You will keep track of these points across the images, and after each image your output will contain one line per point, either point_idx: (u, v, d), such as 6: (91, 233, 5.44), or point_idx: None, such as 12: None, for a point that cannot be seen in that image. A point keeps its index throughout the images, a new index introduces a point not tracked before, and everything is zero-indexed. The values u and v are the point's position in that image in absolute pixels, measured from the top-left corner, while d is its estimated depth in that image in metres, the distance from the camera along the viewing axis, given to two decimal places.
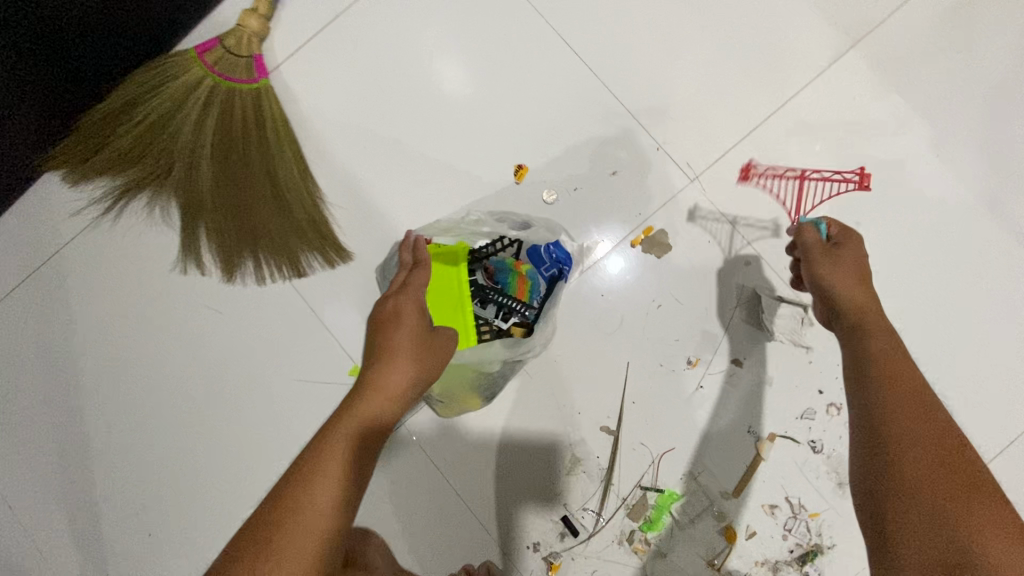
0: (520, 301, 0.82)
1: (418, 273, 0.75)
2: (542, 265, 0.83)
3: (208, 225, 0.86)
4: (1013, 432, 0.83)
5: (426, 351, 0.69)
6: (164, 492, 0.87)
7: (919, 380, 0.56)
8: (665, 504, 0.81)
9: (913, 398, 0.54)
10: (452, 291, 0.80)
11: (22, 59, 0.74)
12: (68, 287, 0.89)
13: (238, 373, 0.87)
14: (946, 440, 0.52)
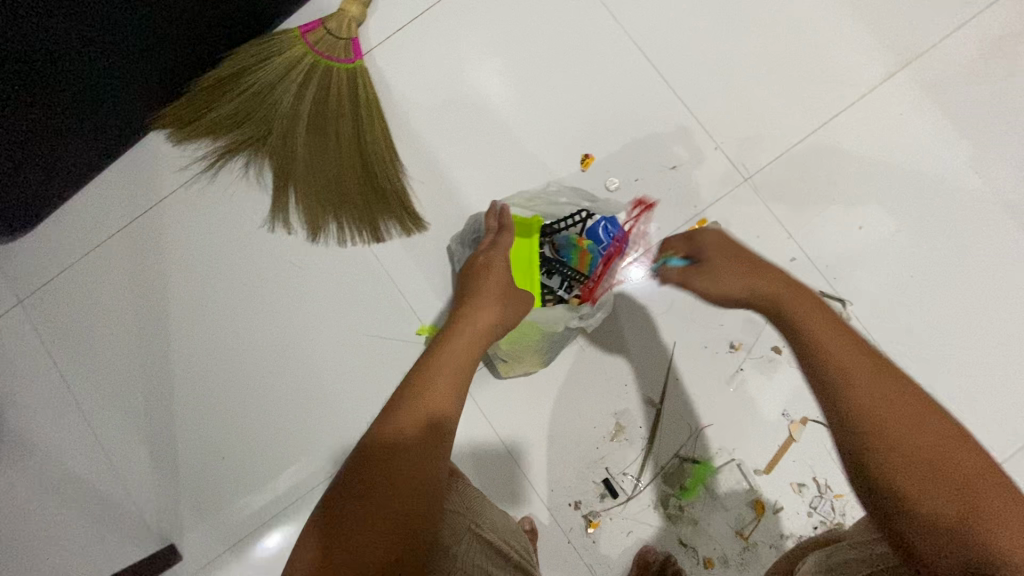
0: (580, 274, 0.89)
1: (505, 237, 0.82)
2: (600, 243, 0.89)
3: (298, 188, 0.94)
4: None
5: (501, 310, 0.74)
6: (238, 428, 0.95)
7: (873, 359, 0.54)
8: (700, 474, 0.87)
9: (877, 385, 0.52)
10: (524, 260, 0.87)
11: (156, 25, 0.82)
12: (166, 235, 0.97)
13: (315, 325, 0.96)
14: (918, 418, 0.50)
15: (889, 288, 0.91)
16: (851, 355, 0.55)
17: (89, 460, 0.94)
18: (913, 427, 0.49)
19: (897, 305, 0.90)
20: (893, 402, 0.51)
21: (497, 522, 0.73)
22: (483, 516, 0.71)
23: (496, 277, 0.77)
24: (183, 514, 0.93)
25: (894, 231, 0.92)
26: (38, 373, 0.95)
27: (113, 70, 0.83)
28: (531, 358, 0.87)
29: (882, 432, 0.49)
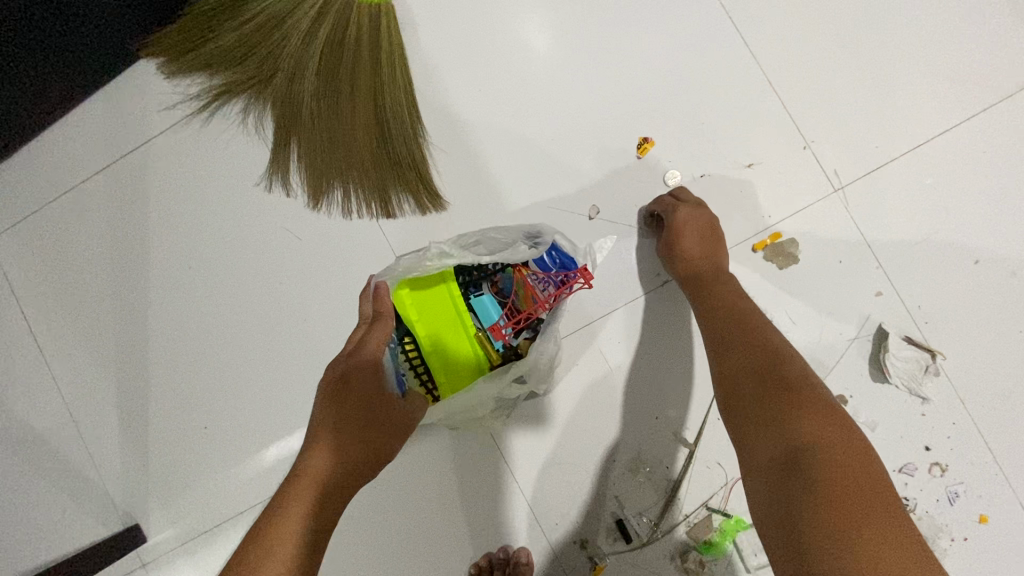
0: (528, 313, 0.73)
1: (375, 331, 0.66)
2: (551, 270, 0.70)
3: (302, 144, 0.80)
4: None
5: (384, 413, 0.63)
6: (213, 408, 0.84)
7: (746, 309, 0.66)
8: (730, 530, 0.76)
9: (742, 328, 0.63)
10: (438, 311, 0.72)
11: None
12: (152, 180, 0.85)
13: (308, 305, 0.84)
14: (769, 357, 0.59)
15: (995, 342, 0.74)
16: (723, 306, 0.66)
17: (55, 422, 0.85)
18: (753, 359, 0.59)
19: (1003, 365, 0.74)
20: (738, 341, 0.62)
21: None
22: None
23: (371, 373, 0.63)
24: (150, 494, 0.83)
25: (1009, 275, 0.75)
26: (8, 319, 0.86)
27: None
28: (475, 424, 0.77)
29: (733, 373, 0.60)
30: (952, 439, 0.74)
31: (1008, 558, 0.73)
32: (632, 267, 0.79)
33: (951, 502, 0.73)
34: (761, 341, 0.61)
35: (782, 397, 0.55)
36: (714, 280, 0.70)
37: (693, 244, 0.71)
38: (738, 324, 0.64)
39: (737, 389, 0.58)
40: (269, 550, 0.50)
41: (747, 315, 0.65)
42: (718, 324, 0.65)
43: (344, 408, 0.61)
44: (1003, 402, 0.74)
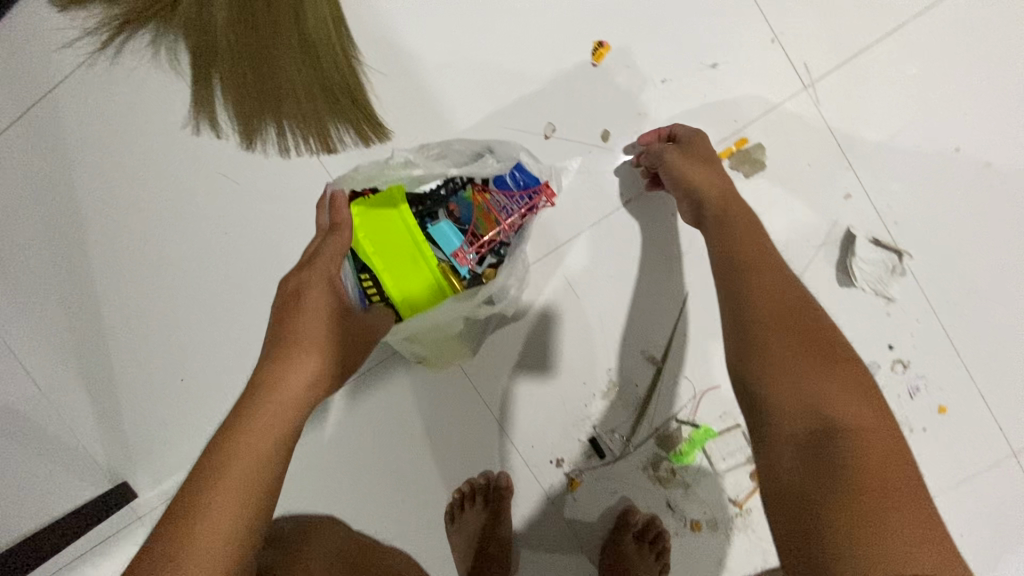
0: (493, 237, 0.68)
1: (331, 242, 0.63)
2: (513, 193, 0.68)
3: (223, 76, 0.74)
4: None
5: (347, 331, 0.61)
6: (173, 366, 0.82)
7: (772, 253, 0.59)
8: (699, 439, 0.78)
9: (769, 275, 0.57)
10: (395, 241, 0.64)
11: None
12: (71, 132, 0.78)
13: (257, 253, 0.80)
14: (799, 316, 0.54)
15: (965, 237, 0.73)
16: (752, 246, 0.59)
17: (19, 396, 0.82)
18: (782, 314, 0.54)
19: (970, 259, 0.73)
20: (766, 290, 0.55)
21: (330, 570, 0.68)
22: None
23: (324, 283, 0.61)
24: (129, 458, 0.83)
25: (983, 164, 0.72)
26: None
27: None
28: (444, 353, 0.76)
29: (758, 326, 0.53)
30: (916, 336, 0.74)
31: (965, 443, 0.76)
32: (592, 187, 0.76)
33: (911, 395, 0.75)
34: (789, 296, 0.55)
35: (811, 365, 0.50)
36: (749, 217, 0.62)
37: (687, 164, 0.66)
38: (767, 269, 0.57)
39: (765, 352, 0.52)
40: (231, 460, 0.48)
41: (773, 261, 0.58)
42: (738, 267, 0.57)
43: (306, 327, 0.58)
44: (968, 295, 0.74)
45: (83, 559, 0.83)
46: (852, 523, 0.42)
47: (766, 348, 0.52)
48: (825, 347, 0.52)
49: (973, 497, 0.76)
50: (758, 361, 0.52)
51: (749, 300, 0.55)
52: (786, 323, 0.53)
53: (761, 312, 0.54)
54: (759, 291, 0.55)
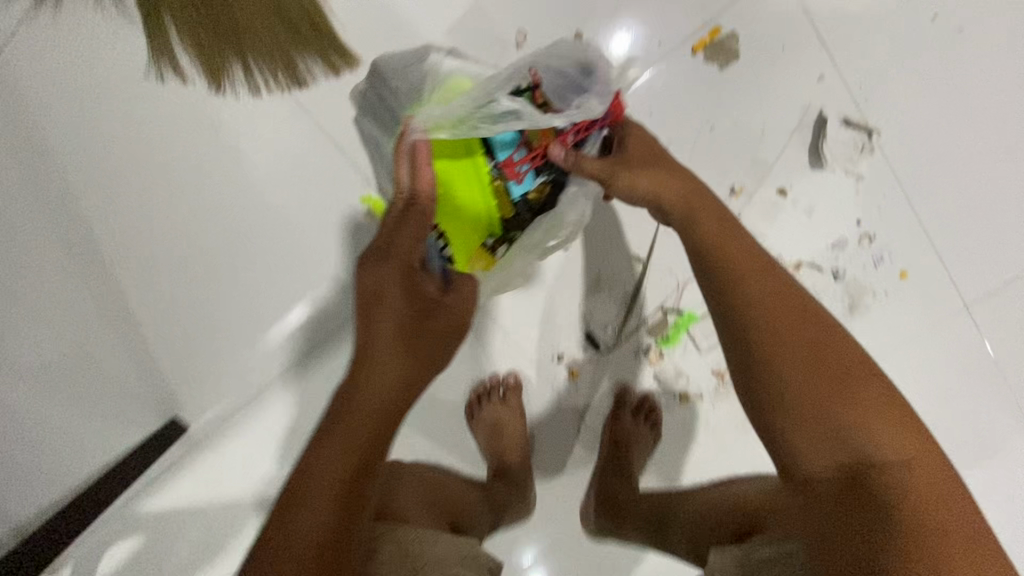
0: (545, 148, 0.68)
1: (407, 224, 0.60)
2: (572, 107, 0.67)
3: (181, 19, 0.75)
4: None
5: (425, 325, 0.57)
6: (175, 321, 0.81)
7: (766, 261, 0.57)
8: (683, 323, 0.88)
9: (772, 292, 0.54)
10: (461, 169, 0.68)
11: None
12: (8, 84, 0.70)
13: (247, 195, 0.81)
14: (809, 333, 0.52)
15: (926, 104, 0.77)
16: (744, 259, 0.56)
17: None
18: (792, 331, 0.52)
19: (929, 127, 0.77)
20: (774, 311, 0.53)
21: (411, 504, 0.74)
22: (424, 557, 0.65)
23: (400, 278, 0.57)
24: (146, 415, 0.83)
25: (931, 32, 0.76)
26: None
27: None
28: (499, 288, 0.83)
29: (764, 354, 0.52)
30: (882, 211, 0.79)
31: (927, 302, 0.82)
32: None
33: (876, 264, 0.81)
34: (794, 310, 0.53)
35: (831, 384, 0.50)
36: (727, 233, 0.58)
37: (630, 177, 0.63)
38: (769, 283, 0.55)
39: (783, 381, 0.50)
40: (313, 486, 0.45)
41: (769, 275, 0.56)
42: (731, 290, 0.55)
43: (387, 324, 0.54)
44: (929, 163, 0.78)
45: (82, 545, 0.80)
46: (902, 553, 0.43)
47: (786, 376, 0.50)
48: (844, 361, 0.51)
49: (942, 353, 0.82)
50: (772, 391, 0.51)
51: (751, 325, 0.53)
52: (796, 346, 0.51)
53: (773, 338, 0.52)
54: (763, 314, 0.53)
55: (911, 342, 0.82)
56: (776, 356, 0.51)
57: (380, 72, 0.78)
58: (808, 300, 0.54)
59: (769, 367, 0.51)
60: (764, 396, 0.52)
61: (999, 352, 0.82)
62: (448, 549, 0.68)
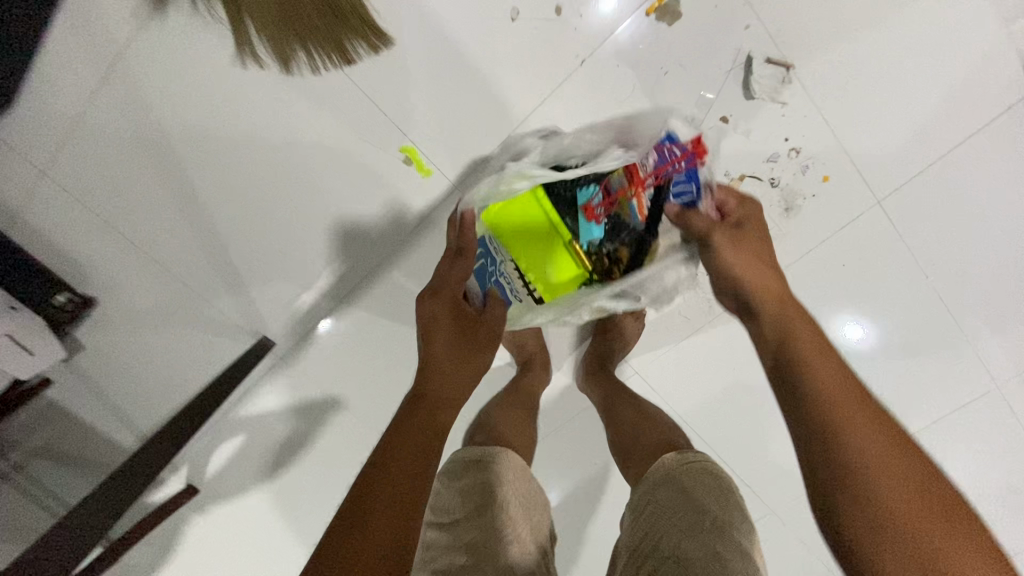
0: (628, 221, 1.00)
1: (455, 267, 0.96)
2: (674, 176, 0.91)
3: (252, 17, 0.91)
4: (934, 157, 1.03)
5: (464, 338, 0.92)
6: (285, 244, 1.22)
7: (865, 388, 0.69)
8: None
9: (871, 420, 0.66)
10: (523, 215, 1.05)
11: None
12: (150, 91, 1.01)
13: (321, 152, 1.11)
14: (906, 462, 0.64)
15: (841, 41, 0.96)
16: (838, 378, 0.69)
17: (184, 286, 1.21)
18: (892, 460, 0.64)
19: (843, 61, 0.97)
20: (873, 438, 0.65)
21: (510, 484, 0.95)
22: (516, 533, 0.88)
23: (445, 312, 0.92)
24: (277, 308, 1.29)
25: None
26: (93, 237, 1.12)
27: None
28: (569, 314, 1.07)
29: (863, 471, 0.63)
30: (805, 130, 1.02)
31: (842, 200, 1.07)
32: (556, 55, 1.02)
33: (804, 172, 1.05)
34: (891, 441, 0.65)
35: (926, 520, 0.61)
36: (819, 352, 0.73)
37: (734, 258, 0.84)
38: (868, 410, 0.67)
39: (881, 503, 0.62)
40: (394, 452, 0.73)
41: (867, 399, 0.68)
42: (834, 409, 0.67)
43: (439, 345, 0.88)
44: (840, 90, 0.99)
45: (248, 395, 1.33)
46: None
47: (886, 497, 0.62)
48: (939, 496, 0.62)
49: (847, 237, 1.11)
50: (871, 508, 0.62)
51: (853, 449, 0.65)
52: (894, 473, 0.63)
53: (873, 462, 0.64)
54: (867, 443, 0.65)
55: (824, 230, 1.10)
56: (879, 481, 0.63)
57: (509, 147, 1.12)
58: (905, 434, 0.66)
59: (836, 441, 0.65)
60: (833, 465, 0.65)
61: (883, 238, 1.11)
62: (529, 531, 0.91)
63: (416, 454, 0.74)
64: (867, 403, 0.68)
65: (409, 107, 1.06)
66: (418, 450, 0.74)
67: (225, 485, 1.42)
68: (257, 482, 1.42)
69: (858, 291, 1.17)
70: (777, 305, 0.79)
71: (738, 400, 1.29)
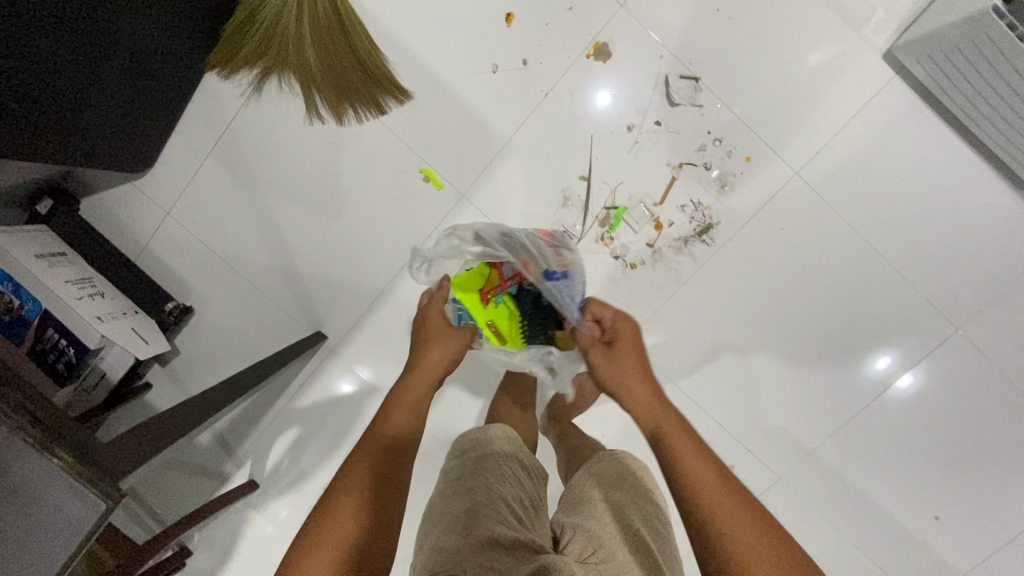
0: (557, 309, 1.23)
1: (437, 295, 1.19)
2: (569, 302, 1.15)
3: (321, 90, 1.37)
4: (824, 136, 1.34)
5: (446, 340, 1.13)
6: (329, 260, 1.51)
7: (696, 449, 0.89)
8: (620, 215, 1.39)
9: (700, 477, 0.85)
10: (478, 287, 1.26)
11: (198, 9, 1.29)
12: (247, 146, 1.45)
13: (358, 181, 1.45)
14: (725, 495, 0.82)
15: (732, 59, 1.31)
16: (681, 454, 0.88)
17: (255, 296, 1.54)
18: (717, 504, 0.81)
19: (738, 73, 1.32)
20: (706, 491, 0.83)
21: (511, 479, 1.15)
22: (499, 509, 1.04)
23: (431, 328, 1.15)
24: (320, 314, 1.55)
25: (729, 18, 1.30)
26: (197, 255, 1.52)
27: (145, 29, 1.18)
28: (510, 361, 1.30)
29: (704, 526, 0.80)
30: (721, 125, 1.34)
31: (762, 176, 1.36)
32: (526, 91, 1.35)
33: (727, 156, 1.35)
34: (714, 487, 0.83)
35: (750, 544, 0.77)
36: (665, 434, 0.92)
37: (607, 375, 1.03)
38: (699, 469, 0.85)
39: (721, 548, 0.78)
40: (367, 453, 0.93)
41: (700, 460, 0.87)
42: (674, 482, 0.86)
43: (422, 357, 1.11)
44: (741, 93, 1.32)
45: (301, 388, 1.60)
46: None
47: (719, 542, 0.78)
48: (753, 522, 0.79)
49: (776, 205, 1.38)
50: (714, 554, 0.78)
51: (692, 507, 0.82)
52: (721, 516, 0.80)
53: (707, 514, 0.81)
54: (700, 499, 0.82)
55: (755, 201, 1.37)
56: (713, 531, 0.79)
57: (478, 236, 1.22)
58: (724, 474, 0.85)
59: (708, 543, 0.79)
60: (709, 559, 0.78)
61: (811, 204, 1.38)
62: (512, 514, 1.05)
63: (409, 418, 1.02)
64: (697, 461, 0.86)
65: (420, 139, 1.40)
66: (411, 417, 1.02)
67: (280, 479, 1.64)
68: (306, 474, 1.63)
69: (799, 253, 1.40)
70: (646, 410, 0.96)
71: (721, 365, 1.48)
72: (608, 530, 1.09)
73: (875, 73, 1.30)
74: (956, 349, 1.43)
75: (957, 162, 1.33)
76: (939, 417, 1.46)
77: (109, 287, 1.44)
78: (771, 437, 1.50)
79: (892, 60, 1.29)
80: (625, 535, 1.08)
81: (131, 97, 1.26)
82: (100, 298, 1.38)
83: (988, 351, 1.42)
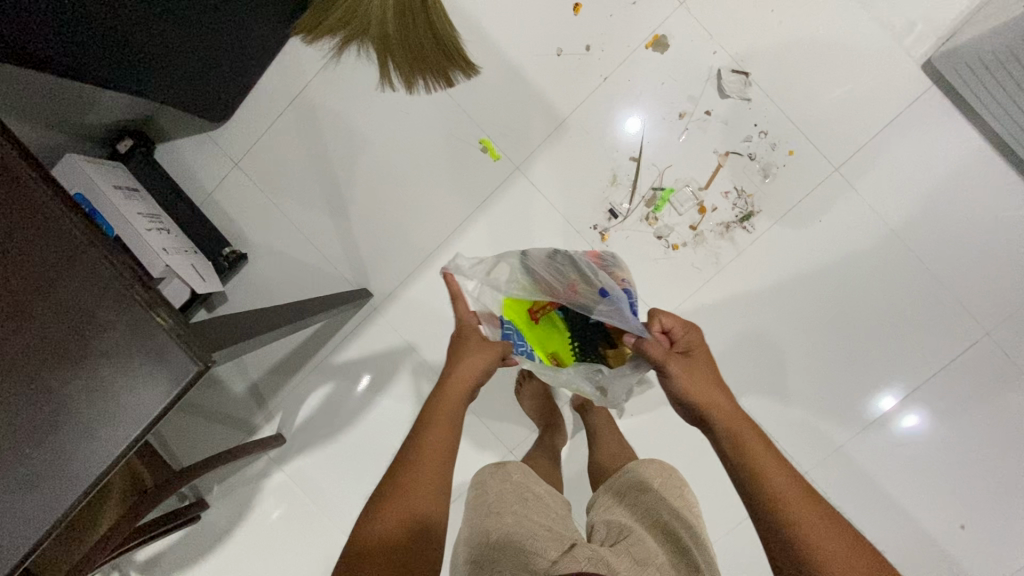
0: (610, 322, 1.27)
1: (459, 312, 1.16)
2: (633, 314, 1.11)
3: (395, 58, 1.48)
4: (864, 136, 1.42)
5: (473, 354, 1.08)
6: (382, 220, 1.58)
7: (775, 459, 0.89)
8: (666, 197, 1.46)
9: (782, 485, 0.85)
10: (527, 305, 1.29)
11: None
12: (319, 107, 1.55)
13: (418, 147, 1.54)
14: (809, 502, 0.83)
15: (781, 59, 1.41)
16: (762, 463, 0.88)
17: (307, 250, 1.60)
18: (801, 510, 0.82)
19: (785, 72, 1.42)
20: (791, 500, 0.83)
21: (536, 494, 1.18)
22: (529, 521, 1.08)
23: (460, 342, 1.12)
24: (368, 273, 1.60)
25: (781, 22, 1.41)
26: (257, 206, 1.60)
27: None
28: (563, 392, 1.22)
29: (793, 534, 0.80)
30: (767, 118, 1.43)
31: (802, 169, 1.44)
32: (586, 74, 1.46)
33: (771, 149, 1.43)
34: (796, 494, 0.84)
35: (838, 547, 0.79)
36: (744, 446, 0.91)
37: (685, 385, 0.99)
38: (779, 477, 0.86)
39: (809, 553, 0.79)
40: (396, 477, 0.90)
41: (781, 471, 0.87)
42: (757, 490, 0.86)
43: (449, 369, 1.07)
44: (787, 91, 1.42)
45: (340, 344, 1.64)
46: None
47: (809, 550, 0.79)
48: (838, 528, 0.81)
49: (814, 199, 1.45)
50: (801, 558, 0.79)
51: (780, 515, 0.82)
52: (807, 521, 0.81)
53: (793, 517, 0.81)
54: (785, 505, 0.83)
55: (794, 193, 1.45)
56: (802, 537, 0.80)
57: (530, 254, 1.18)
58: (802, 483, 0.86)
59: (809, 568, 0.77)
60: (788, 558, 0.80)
61: (848, 199, 1.44)
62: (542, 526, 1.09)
63: (442, 437, 0.96)
64: (778, 469, 0.87)
65: (482, 112, 1.50)
66: (446, 433, 0.97)
67: (306, 435, 1.65)
68: (333, 432, 1.64)
69: (834, 247, 1.46)
70: (730, 426, 0.94)
71: (753, 352, 1.51)
72: (637, 531, 1.09)
73: (914, 81, 1.39)
74: (986, 354, 1.46)
75: (991, 171, 1.41)
76: (969, 421, 1.47)
77: (173, 226, 1.51)
78: (798, 428, 1.52)
79: (930, 71, 1.39)
80: (655, 533, 1.08)
81: (228, 50, 1.37)
82: (165, 233, 1.44)
83: (1018, 358, 1.45)
